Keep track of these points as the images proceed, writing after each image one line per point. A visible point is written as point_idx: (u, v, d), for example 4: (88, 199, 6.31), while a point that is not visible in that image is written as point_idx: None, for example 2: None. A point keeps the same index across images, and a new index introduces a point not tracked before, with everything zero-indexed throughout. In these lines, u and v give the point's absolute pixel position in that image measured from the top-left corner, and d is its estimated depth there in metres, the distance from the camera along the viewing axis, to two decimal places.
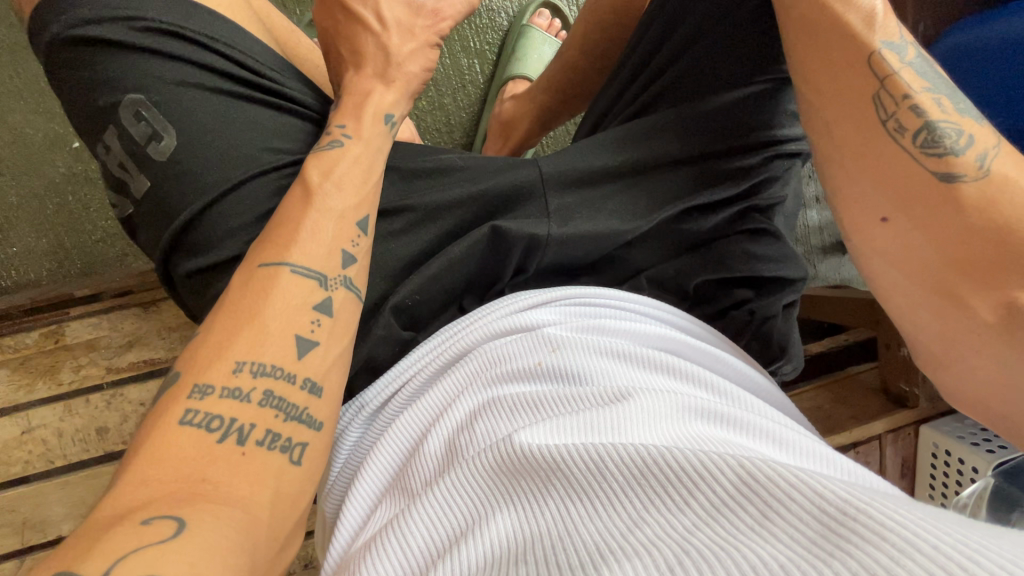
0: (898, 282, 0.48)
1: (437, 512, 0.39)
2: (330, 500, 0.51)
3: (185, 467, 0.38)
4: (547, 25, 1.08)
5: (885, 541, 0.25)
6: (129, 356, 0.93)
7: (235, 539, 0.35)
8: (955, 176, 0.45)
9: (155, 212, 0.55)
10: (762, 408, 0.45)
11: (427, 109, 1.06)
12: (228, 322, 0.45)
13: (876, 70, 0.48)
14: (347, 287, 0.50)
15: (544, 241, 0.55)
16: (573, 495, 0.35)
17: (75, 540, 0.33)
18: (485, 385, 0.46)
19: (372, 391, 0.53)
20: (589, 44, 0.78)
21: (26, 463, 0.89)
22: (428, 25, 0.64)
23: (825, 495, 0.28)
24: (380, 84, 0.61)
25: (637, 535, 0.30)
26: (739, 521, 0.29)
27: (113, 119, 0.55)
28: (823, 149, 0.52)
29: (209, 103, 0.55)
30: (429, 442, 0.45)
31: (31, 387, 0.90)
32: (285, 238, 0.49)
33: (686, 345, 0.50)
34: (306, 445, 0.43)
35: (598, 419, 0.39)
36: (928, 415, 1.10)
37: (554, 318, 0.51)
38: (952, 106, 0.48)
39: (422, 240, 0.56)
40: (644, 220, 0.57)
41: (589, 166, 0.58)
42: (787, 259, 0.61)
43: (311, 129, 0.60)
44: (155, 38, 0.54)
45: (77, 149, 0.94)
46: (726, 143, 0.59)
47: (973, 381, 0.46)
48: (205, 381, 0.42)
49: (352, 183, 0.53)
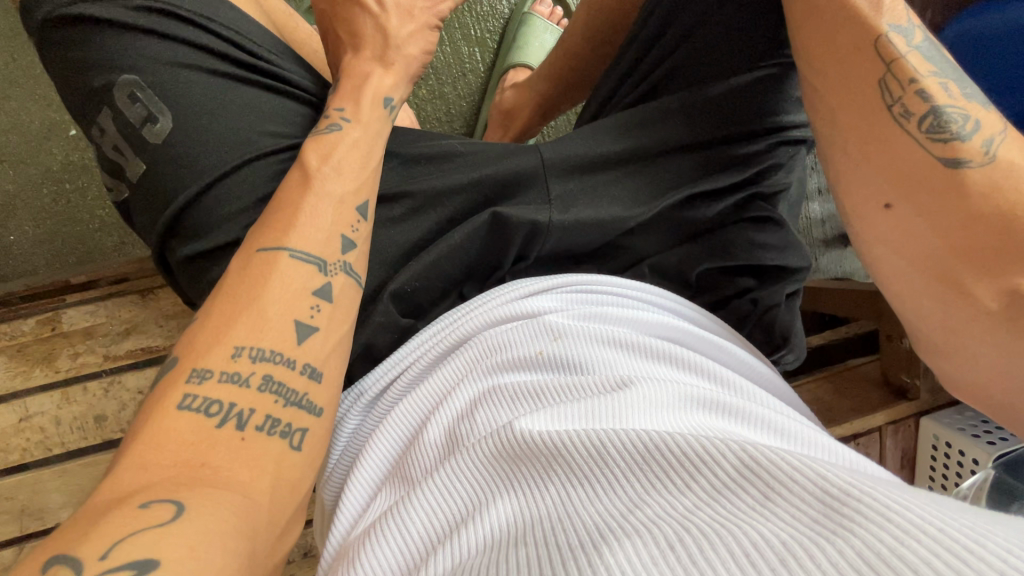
0: (900, 268, 0.48)
1: (437, 499, 0.38)
2: (329, 488, 0.51)
3: (184, 452, 0.37)
4: (548, 12, 1.07)
5: (888, 523, 0.25)
6: (127, 344, 0.92)
7: (235, 523, 0.35)
8: (960, 161, 0.45)
9: (151, 196, 0.54)
10: (766, 398, 0.44)
11: (427, 98, 1.05)
12: (227, 306, 0.45)
13: (882, 54, 0.48)
14: (347, 272, 0.49)
15: (545, 227, 0.54)
16: (574, 480, 0.34)
17: (73, 524, 0.33)
18: (485, 372, 0.46)
19: (371, 377, 0.52)
20: (590, 31, 0.77)
21: (23, 451, 0.86)
22: (427, 7, 0.64)
23: (828, 478, 0.28)
24: (379, 67, 0.60)
25: (637, 515, 0.30)
26: (741, 502, 0.29)
27: (108, 101, 0.54)
28: (827, 135, 0.51)
29: (206, 85, 0.54)
30: (428, 430, 0.45)
31: (28, 374, 0.88)
32: (283, 222, 0.49)
33: (688, 334, 0.50)
34: (306, 430, 0.43)
35: (599, 406, 0.39)
36: (928, 407, 1.11)
37: (555, 305, 0.51)
38: (958, 91, 0.48)
39: (422, 227, 0.55)
40: (646, 206, 0.56)
41: (591, 151, 0.57)
42: (790, 247, 0.61)
43: (309, 112, 0.59)
44: (150, 18, 0.54)
45: (74, 136, 0.96)
46: (730, 130, 0.59)
47: (975, 369, 0.46)
48: (204, 365, 0.42)
49: (351, 167, 0.53)
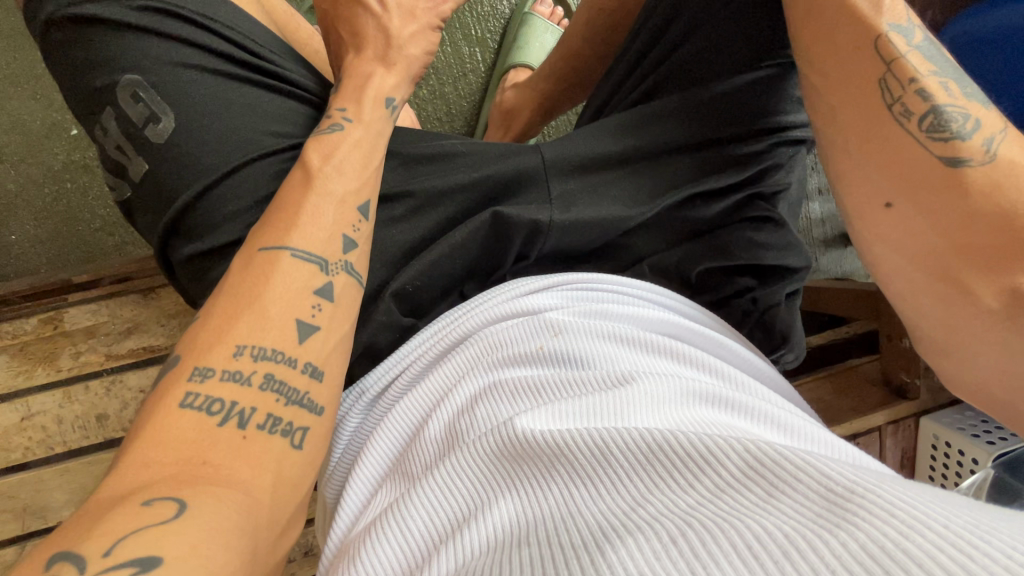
0: (901, 268, 0.48)
1: (439, 497, 0.38)
2: (330, 486, 0.51)
3: (186, 450, 0.37)
4: (549, 13, 1.07)
5: (892, 518, 0.25)
6: (129, 344, 0.92)
7: (235, 520, 0.35)
8: (960, 160, 0.45)
9: (154, 196, 0.54)
10: (768, 393, 0.45)
11: (427, 98, 1.05)
12: (228, 305, 0.45)
13: (882, 54, 0.48)
14: (348, 272, 0.49)
15: (545, 227, 0.54)
16: (577, 478, 0.34)
17: (76, 521, 0.33)
18: (487, 369, 0.46)
19: (373, 376, 0.53)
20: (592, 31, 0.77)
21: (25, 450, 0.87)
22: (429, 7, 0.64)
23: (832, 476, 0.28)
24: (380, 67, 0.60)
25: (641, 513, 0.30)
26: (744, 498, 0.29)
27: (111, 101, 0.54)
28: (828, 135, 0.51)
29: (207, 85, 0.54)
30: (430, 427, 0.45)
31: (30, 373, 0.88)
32: (285, 221, 0.49)
33: (689, 331, 0.50)
34: (307, 429, 0.43)
35: (601, 403, 0.39)
36: (928, 406, 1.11)
37: (555, 302, 0.51)
38: (959, 90, 0.48)
39: (423, 226, 0.55)
40: (646, 206, 0.57)
41: (592, 151, 0.57)
42: (790, 247, 0.61)
43: (310, 112, 0.59)
44: (152, 18, 0.54)
45: (75, 136, 0.96)
46: (730, 130, 0.59)
47: (975, 368, 0.46)
48: (205, 364, 0.42)
49: (352, 167, 0.53)
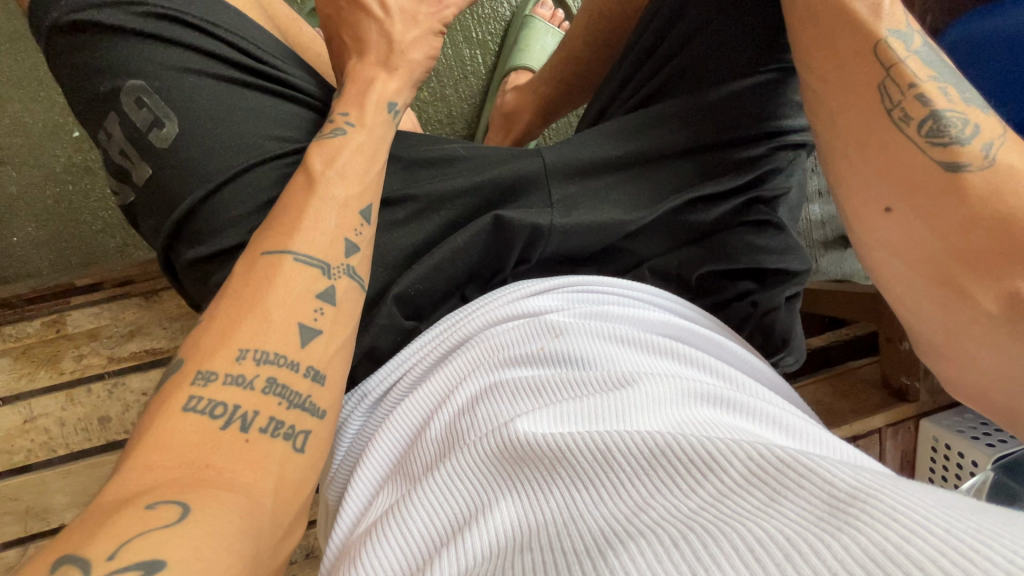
0: (901, 272, 0.48)
1: (440, 499, 0.38)
2: (332, 488, 0.51)
3: (189, 454, 0.37)
4: (550, 16, 1.08)
5: (894, 522, 0.25)
6: (130, 346, 0.93)
7: (238, 523, 0.35)
8: (960, 165, 0.45)
9: (157, 200, 0.55)
10: (769, 394, 0.45)
11: (428, 101, 1.05)
12: (231, 309, 0.45)
13: (882, 59, 0.48)
14: (349, 276, 0.50)
15: (546, 231, 0.54)
16: (578, 482, 0.34)
17: (80, 524, 0.33)
18: (488, 371, 0.46)
19: (375, 379, 0.53)
20: (593, 36, 0.78)
21: (28, 452, 0.87)
22: (431, 12, 0.64)
23: (833, 481, 0.28)
24: (383, 72, 0.61)
25: (643, 517, 0.30)
26: (745, 502, 0.29)
27: (114, 106, 0.54)
28: (828, 139, 0.52)
29: (210, 91, 0.54)
30: (432, 429, 0.45)
31: (32, 376, 0.88)
32: (288, 225, 0.49)
33: (690, 332, 0.50)
34: (309, 432, 0.43)
35: (601, 405, 0.39)
36: (928, 409, 1.11)
37: (556, 304, 0.51)
38: (958, 95, 0.48)
39: (425, 230, 0.55)
40: (647, 210, 0.57)
41: (593, 155, 0.57)
42: (790, 250, 0.61)
43: (312, 117, 0.59)
44: (156, 24, 0.54)
45: (77, 138, 0.96)
46: (730, 134, 0.59)
47: (975, 372, 0.46)
48: (208, 368, 0.42)
49: (354, 171, 0.53)
